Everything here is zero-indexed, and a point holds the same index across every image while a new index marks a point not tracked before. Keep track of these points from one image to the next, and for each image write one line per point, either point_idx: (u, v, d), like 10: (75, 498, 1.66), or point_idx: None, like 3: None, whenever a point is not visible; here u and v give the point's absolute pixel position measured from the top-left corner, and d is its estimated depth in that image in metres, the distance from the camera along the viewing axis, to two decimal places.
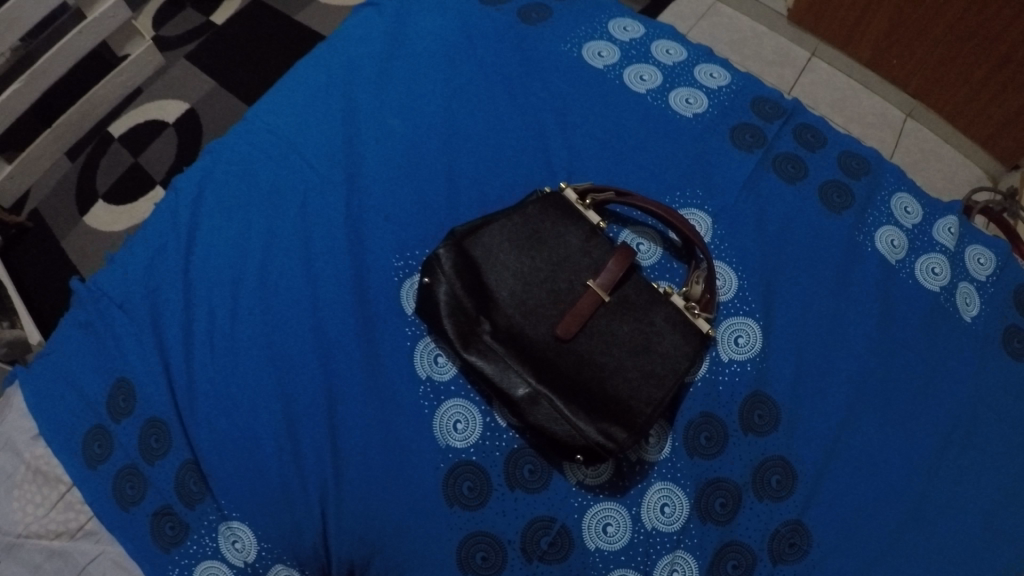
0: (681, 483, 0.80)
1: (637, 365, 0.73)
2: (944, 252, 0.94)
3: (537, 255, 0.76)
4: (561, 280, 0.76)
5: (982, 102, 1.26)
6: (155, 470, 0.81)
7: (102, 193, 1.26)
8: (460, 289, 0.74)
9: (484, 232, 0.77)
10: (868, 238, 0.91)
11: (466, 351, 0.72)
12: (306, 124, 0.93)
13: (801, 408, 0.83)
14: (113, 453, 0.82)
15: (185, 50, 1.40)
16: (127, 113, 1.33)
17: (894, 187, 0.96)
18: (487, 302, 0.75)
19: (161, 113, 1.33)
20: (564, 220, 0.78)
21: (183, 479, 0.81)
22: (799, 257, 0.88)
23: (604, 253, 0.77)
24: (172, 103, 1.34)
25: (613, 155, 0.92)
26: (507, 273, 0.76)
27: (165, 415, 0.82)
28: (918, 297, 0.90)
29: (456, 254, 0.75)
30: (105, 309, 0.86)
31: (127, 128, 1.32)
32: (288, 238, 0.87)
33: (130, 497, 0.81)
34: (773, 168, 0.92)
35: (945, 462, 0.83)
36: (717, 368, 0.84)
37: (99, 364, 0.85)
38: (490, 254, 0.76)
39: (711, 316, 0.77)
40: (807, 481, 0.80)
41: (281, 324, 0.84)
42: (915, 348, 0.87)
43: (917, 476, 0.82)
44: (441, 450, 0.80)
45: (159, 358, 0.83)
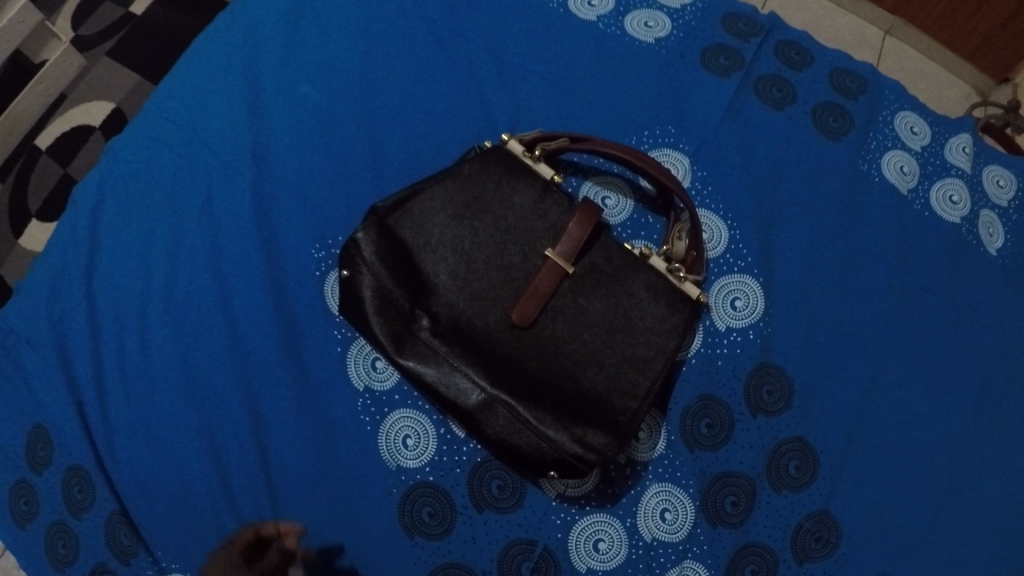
0: (682, 484, 0.66)
1: (614, 349, 0.60)
2: (961, 175, 0.79)
3: (480, 225, 0.62)
4: (513, 253, 0.62)
5: (971, 7, 1.12)
6: (84, 525, 0.69)
7: (35, 214, 1.06)
8: (387, 279, 0.60)
9: (412, 203, 0.62)
10: (874, 165, 0.77)
11: (401, 355, 0.59)
12: (203, 100, 0.77)
13: (816, 378, 0.69)
14: (41, 509, 0.70)
15: (105, 49, 1.14)
16: (52, 123, 1.10)
17: (896, 105, 0.81)
18: (423, 290, 0.61)
19: (85, 118, 1.09)
20: (511, 176, 0.64)
21: (112, 532, 0.68)
22: (795, 198, 0.74)
23: (561, 212, 0.63)
24: (96, 103, 1.10)
25: (568, 98, 0.78)
26: (444, 251, 0.62)
27: (85, 462, 0.69)
28: (938, 231, 0.76)
29: (379, 235, 0.60)
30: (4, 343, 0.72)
31: (54, 140, 1.09)
32: (193, 236, 0.73)
33: (62, 557, 0.69)
34: (755, 94, 0.78)
35: (982, 424, 0.71)
36: (713, 340, 0.69)
37: (8, 410, 0.72)
38: (422, 231, 0.62)
39: (699, 279, 0.63)
40: (830, 462, 0.67)
41: (195, 338, 0.71)
42: (940, 292, 0.74)
43: (954, 442, 0.70)
44: (391, 473, 0.67)
45: (71, 395, 0.70)
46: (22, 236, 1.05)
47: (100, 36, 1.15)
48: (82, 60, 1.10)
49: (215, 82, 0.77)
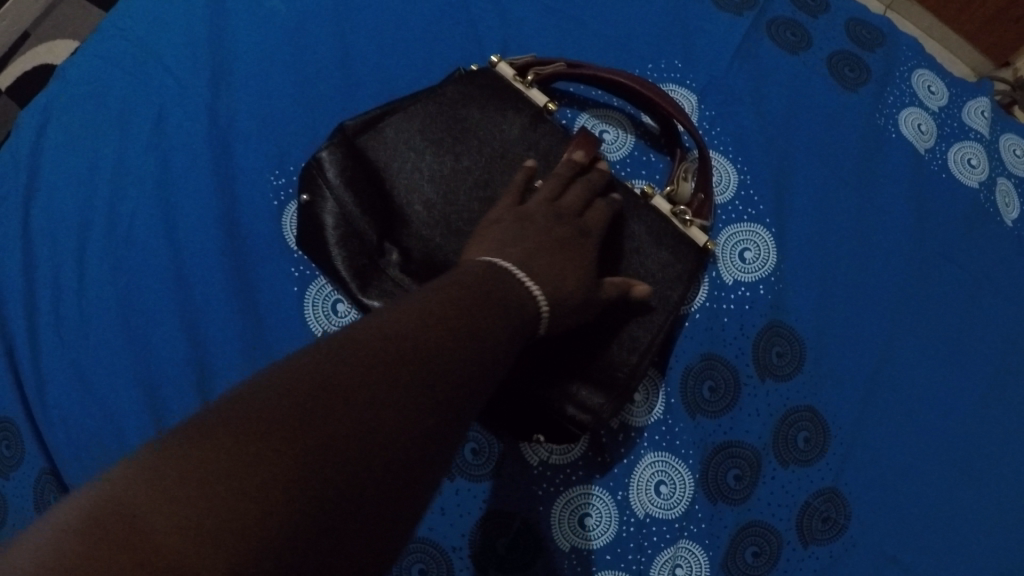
0: (681, 453, 0.59)
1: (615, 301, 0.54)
2: (979, 139, 0.73)
3: (461, 153, 0.56)
4: (498, 183, 0.56)
5: None
6: (6, 486, 0.62)
7: None
8: (352, 205, 0.55)
9: (385, 123, 0.57)
10: (891, 122, 0.70)
11: (364, 293, 0.55)
12: (163, 23, 0.70)
13: (828, 346, 0.62)
14: None
15: None
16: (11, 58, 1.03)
17: (913, 62, 0.74)
18: (394, 219, 0.56)
19: (49, 57, 1.02)
20: (498, 99, 0.58)
21: (40, 492, 0.62)
22: (809, 150, 0.67)
23: (554, 141, 0.57)
24: (61, 41, 1.02)
25: (562, 30, 0.70)
26: (420, 174, 0.56)
27: (13, 412, 0.63)
28: (955, 196, 0.69)
29: (346, 154, 0.55)
30: None
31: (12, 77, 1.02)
32: (139, 163, 0.66)
33: None
34: (768, 35, 0.71)
35: (998, 407, 0.64)
36: (719, 294, 0.62)
37: None
38: (396, 153, 0.56)
39: (707, 224, 0.57)
40: (841, 436, 0.61)
41: (138, 276, 0.64)
42: (956, 261, 0.67)
43: (965, 423, 0.63)
44: None
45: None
46: None
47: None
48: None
49: (177, 1, 0.71)
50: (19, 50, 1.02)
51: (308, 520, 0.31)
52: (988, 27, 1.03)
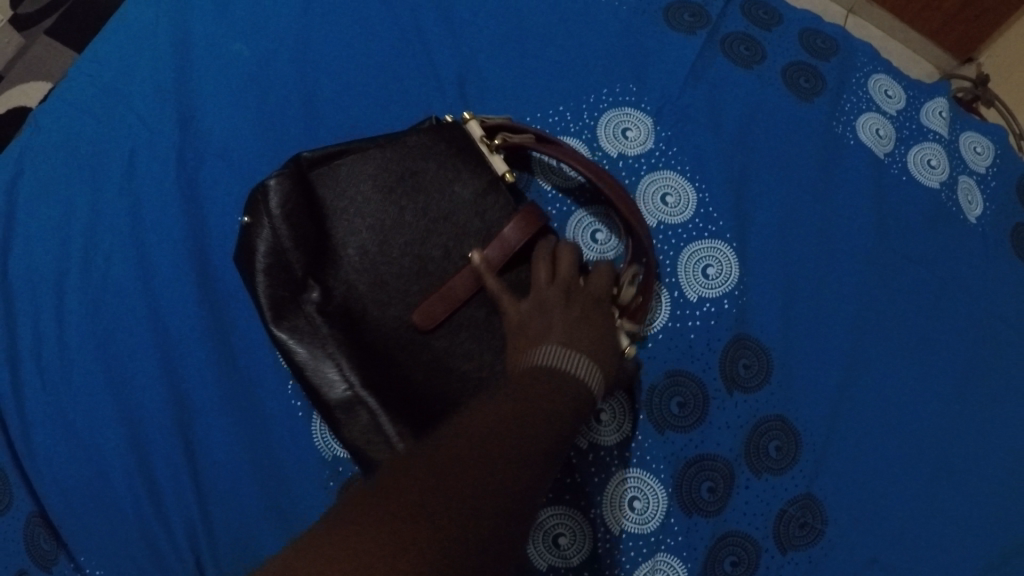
0: (653, 470, 0.61)
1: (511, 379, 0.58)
2: (939, 140, 0.74)
3: (407, 206, 0.59)
4: (433, 245, 0.59)
5: None
6: None
7: None
8: (286, 236, 0.58)
9: (338, 166, 0.59)
10: (848, 128, 0.72)
11: (275, 324, 0.58)
12: (129, 65, 0.71)
13: (795, 353, 0.64)
14: None
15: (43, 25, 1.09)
16: None
17: (869, 68, 0.76)
18: (326, 257, 0.59)
19: (22, 100, 1.06)
20: (456, 159, 0.60)
21: (31, 536, 0.63)
22: (768, 162, 0.69)
23: (499, 214, 0.60)
24: (35, 84, 1.06)
25: (521, 55, 0.72)
26: (361, 223, 0.59)
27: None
28: (916, 196, 0.71)
29: (293, 186, 0.58)
30: None
31: None
32: (112, 207, 0.68)
33: None
34: (722, 51, 0.72)
35: (974, 401, 0.65)
36: (683, 312, 0.64)
37: None
38: (342, 195, 0.59)
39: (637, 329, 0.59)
40: (812, 442, 0.62)
41: (115, 319, 0.66)
42: (922, 259, 0.68)
43: (939, 420, 0.64)
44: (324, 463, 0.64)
45: None
46: None
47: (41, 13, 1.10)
48: (22, 39, 1.08)
49: (140, 45, 0.72)
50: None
51: (468, 523, 0.36)
52: (950, 26, 1.04)
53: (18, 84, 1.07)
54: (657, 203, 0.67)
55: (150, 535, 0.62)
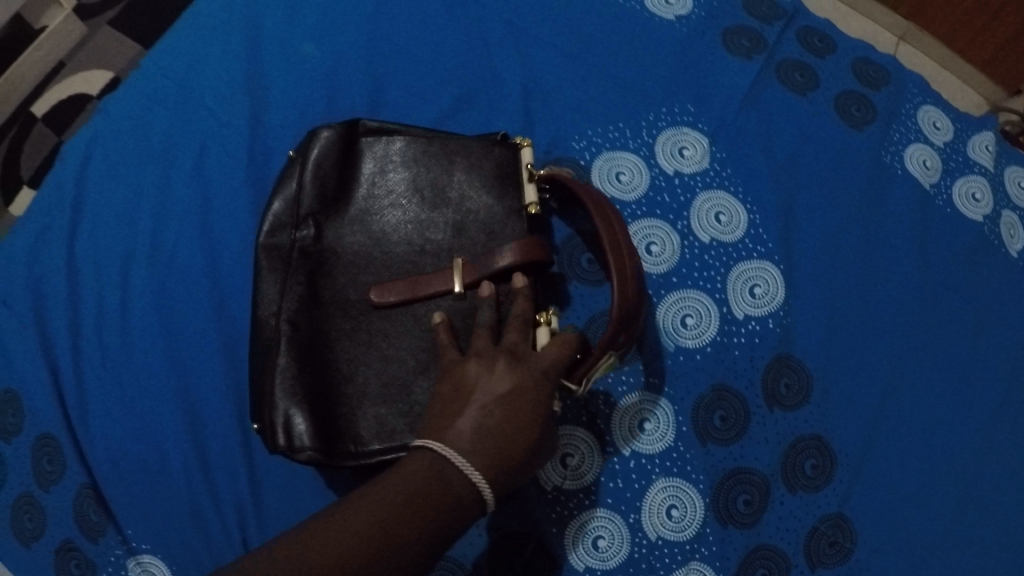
0: (692, 479, 0.61)
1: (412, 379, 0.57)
2: (984, 173, 0.77)
3: (425, 196, 0.62)
4: (430, 240, 0.61)
5: None
6: (52, 498, 0.66)
7: (27, 178, 1.07)
8: (309, 180, 0.62)
9: (394, 140, 0.63)
10: (896, 158, 0.73)
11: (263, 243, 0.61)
12: (203, 63, 0.74)
13: (836, 377, 0.65)
14: (8, 479, 0.68)
15: (106, 16, 1.13)
16: (49, 89, 1.10)
17: (919, 99, 0.78)
18: (339, 213, 0.62)
19: (84, 87, 1.09)
20: (487, 180, 0.62)
21: (81, 506, 0.65)
22: (818, 189, 0.71)
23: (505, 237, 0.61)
24: (95, 72, 1.10)
25: (581, 68, 0.74)
26: (380, 196, 0.62)
27: (56, 428, 0.66)
28: (959, 229, 0.73)
29: (340, 143, 0.63)
30: None
31: (48, 107, 1.09)
32: (180, 198, 0.71)
33: (29, 532, 0.66)
34: (777, 77, 0.74)
35: (1002, 433, 0.67)
36: (729, 329, 0.65)
37: None
38: (382, 168, 0.63)
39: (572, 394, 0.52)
40: (846, 462, 0.64)
41: (179, 304, 0.69)
42: (961, 291, 0.70)
43: (967, 449, 0.66)
44: None
45: (45, 361, 0.68)
46: (11, 203, 1.06)
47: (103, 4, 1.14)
48: (83, 27, 1.08)
49: (214, 46, 0.75)
50: (57, 78, 1.10)
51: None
52: (998, 58, 1.06)
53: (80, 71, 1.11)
54: (710, 220, 0.68)
55: (200, 513, 0.65)
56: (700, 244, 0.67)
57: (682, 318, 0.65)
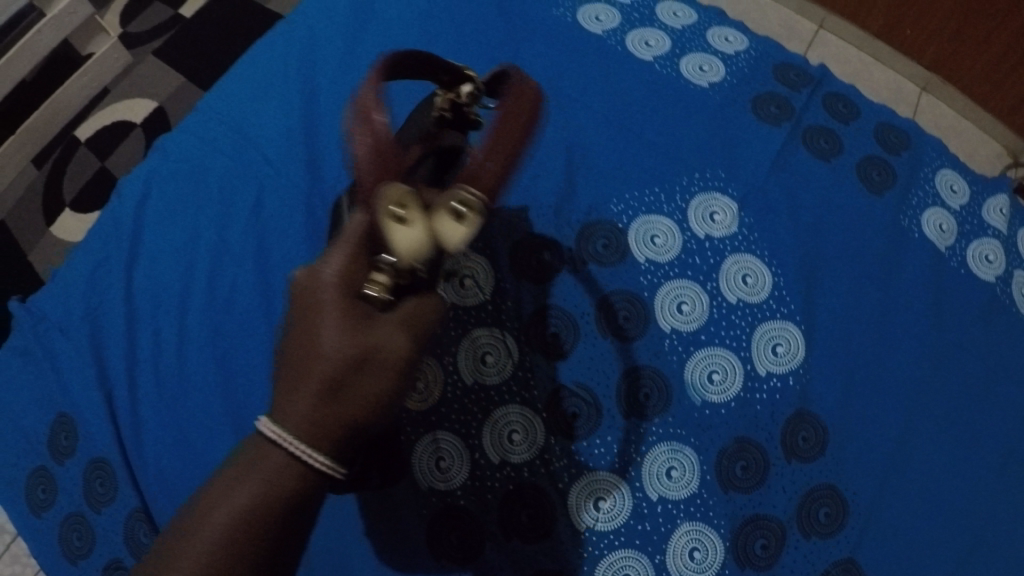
0: (714, 524, 0.66)
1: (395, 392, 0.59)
2: (997, 236, 0.82)
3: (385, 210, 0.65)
4: None
5: None
6: (103, 519, 0.72)
7: (69, 203, 1.13)
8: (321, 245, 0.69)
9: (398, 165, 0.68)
10: (915, 222, 0.78)
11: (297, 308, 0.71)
12: (261, 112, 0.81)
13: (851, 432, 0.69)
14: (58, 499, 0.75)
15: (151, 45, 1.27)
16: (91, 115, 1.19)
17: (937, 163, 0.83)
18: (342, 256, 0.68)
19: (128, 114, 1.18)
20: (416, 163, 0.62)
21: (131, 529, 0.71)
22: (839, 252, 0.75)
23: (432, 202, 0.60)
24: (140, 101, 1.19)
25: (618, 132, 0.78)
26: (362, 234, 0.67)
27: (112, 455, 0.73)
28: (972, 288, 0.77)
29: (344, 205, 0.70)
30: (43, 334, 0.77)
31: (92, 131, 1.17)
32: (239, 241, 0.77)
33: (78, 549, 0.73)
34: (803, 143, 0.79)
35: (1008, 484, 0.72)
36: (752, 385, 0.69)
37: (40, 401, 0.76)
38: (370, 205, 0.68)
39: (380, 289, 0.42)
40: (858, 510, 0.68)
41: (237, 343, 0.74)
42: (972, 349, 0.75)
43: (974, 499, 0.70)
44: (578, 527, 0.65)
45: (102, 389, 0.74)
46: (53, 224, 1.12)
47: (146, 34, 1.28)
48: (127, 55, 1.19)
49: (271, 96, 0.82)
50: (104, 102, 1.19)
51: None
52: None
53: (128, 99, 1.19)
54: (738, 281, 0.71)
55: None
56: (728, 304, 0.70)
57: (709, 374, 0.69)
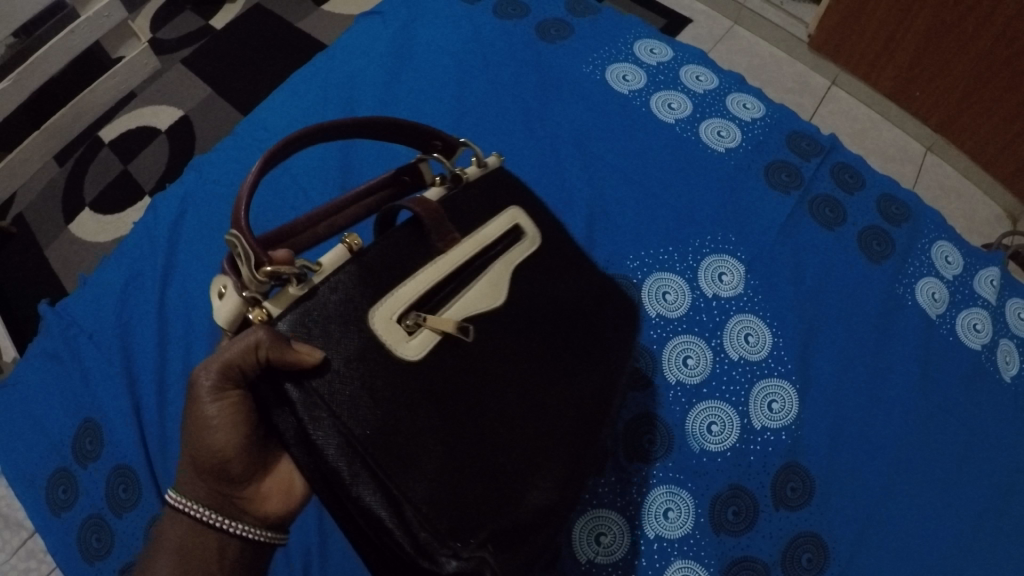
0: (704, 563, 0.70)
1: (481, 471, 0.46)
2: (985, 306, 0.86)
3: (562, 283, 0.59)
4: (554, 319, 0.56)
5: (998, 148, 1.19)
6: (121, 523, 0.79)
7: (89, 201, 1.28)
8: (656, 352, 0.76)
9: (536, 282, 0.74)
10: (909, 291, 0.84)
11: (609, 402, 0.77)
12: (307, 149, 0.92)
13: (837, 486, 0.73)
14: (78, 499, 0.81)
15: (180, 54, 1.46)
16: (117, 119, 1.36)
17: (935, 235, 0.89)
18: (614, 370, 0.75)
19: (153, 119, 1.35)
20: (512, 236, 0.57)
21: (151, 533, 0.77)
22: (836, 317, 0.81)
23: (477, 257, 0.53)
24: (166, 110, 1.36)
25: (636, 184, 0.87)
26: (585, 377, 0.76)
27: (134, 463, 0.80)
28: (959, 355, 0.82)
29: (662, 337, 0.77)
30: (73, 337, 0.86)
31: (117, 134, 1.34)
32: None
33: (95, 550, 0.79)
34: (809, 213, 0.86)
35: (987, 542, 0.74)
36: (748, 437, 0.74)
37: (68, 406, 0.84)
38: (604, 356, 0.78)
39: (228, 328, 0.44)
40: (838, 557, 0.71)
41: None
42: (956, 413, 0.79)
43: (954, 548, 0.73)
44: (579, 562, 0.69)
45: (131, 399, 0.82)
46: (72, 222, 1.26)
47: (178, 44, 1.48)
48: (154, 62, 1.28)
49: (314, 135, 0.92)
50: (127, 111, 1.36)
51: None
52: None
53: (159, 110, 1.37)
54: (741, 340, 0.78)
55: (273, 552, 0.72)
56: (730, 361, 0.77)
57: (708, 424, 0.75)
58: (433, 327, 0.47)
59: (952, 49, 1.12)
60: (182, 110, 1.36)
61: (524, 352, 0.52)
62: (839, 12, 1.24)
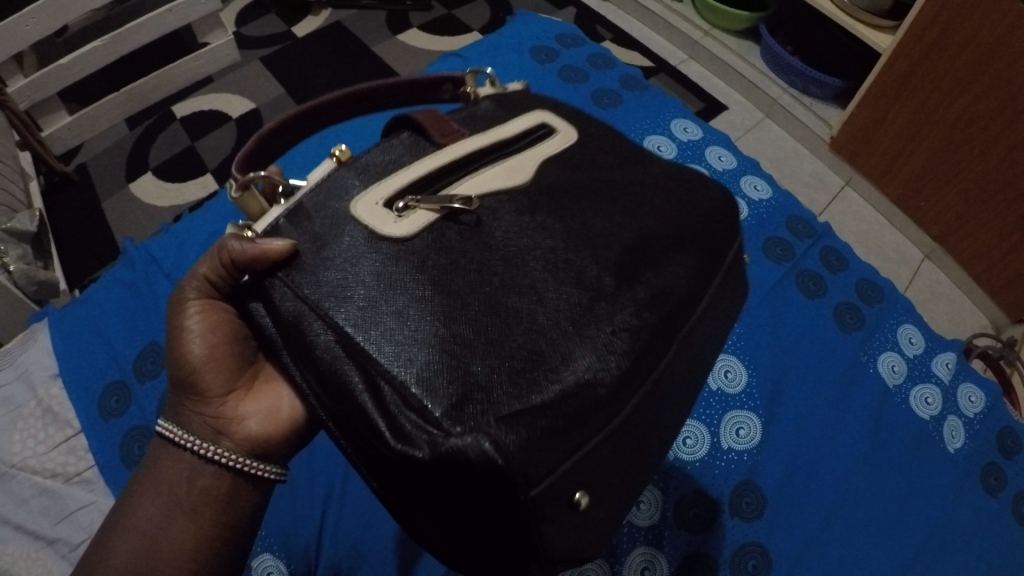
0: (664, 552, 0.84)
1: (489, 356, 0.48)
2: (938, 384, 1.00)
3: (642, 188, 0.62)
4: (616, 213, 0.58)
5: (989, 259, 1.32)
6: None
7: (153, 165, 1.43)
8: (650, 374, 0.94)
9: None
10: (871, 360, 1.00)
11: None
12: None
13: (784, 509, 0.88)
14: (128, 409, 0.93)
15: (258, 52, 1.63)
16: (196, 99, 1.54)
17: (902, 320, 1.04)
18: None
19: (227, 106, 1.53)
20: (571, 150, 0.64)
21: None
22: (805, 368, 0.97)
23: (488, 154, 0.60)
24: (241, 102, 1.53)
25: None
26: None
27: None
28: (909, 423, 0.96)
29: None
30: (152, 277, 1.03)
31: (191, 110, 1.52)
32: None
33: (135, 455, 0.89)
34: (794, 283, 1.04)
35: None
36: (716, 453, 0.90)
37: (132, 335, 0.98)
38: None
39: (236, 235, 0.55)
40: (779, 568, 0.84)
41: None
42: (900, 468, 0.93)
43: None
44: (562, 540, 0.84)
45: None
46: (133, 181, 1.40)
47: (259, 41, 1.65)
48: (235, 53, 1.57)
49: None
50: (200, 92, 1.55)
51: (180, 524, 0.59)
52: (1011, 284, 1.31)
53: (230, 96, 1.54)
54: (721, 375, 0.95)
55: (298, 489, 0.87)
56: (709, 389, 0.94)
57: (684, 438, 0.91)
58: (426, 206, 0.54)
59: (956, 164, 1.27)
60: (254, 103, 1.53)
61: (556, 243, 0.55)
62: (862, 116, 1.40)
